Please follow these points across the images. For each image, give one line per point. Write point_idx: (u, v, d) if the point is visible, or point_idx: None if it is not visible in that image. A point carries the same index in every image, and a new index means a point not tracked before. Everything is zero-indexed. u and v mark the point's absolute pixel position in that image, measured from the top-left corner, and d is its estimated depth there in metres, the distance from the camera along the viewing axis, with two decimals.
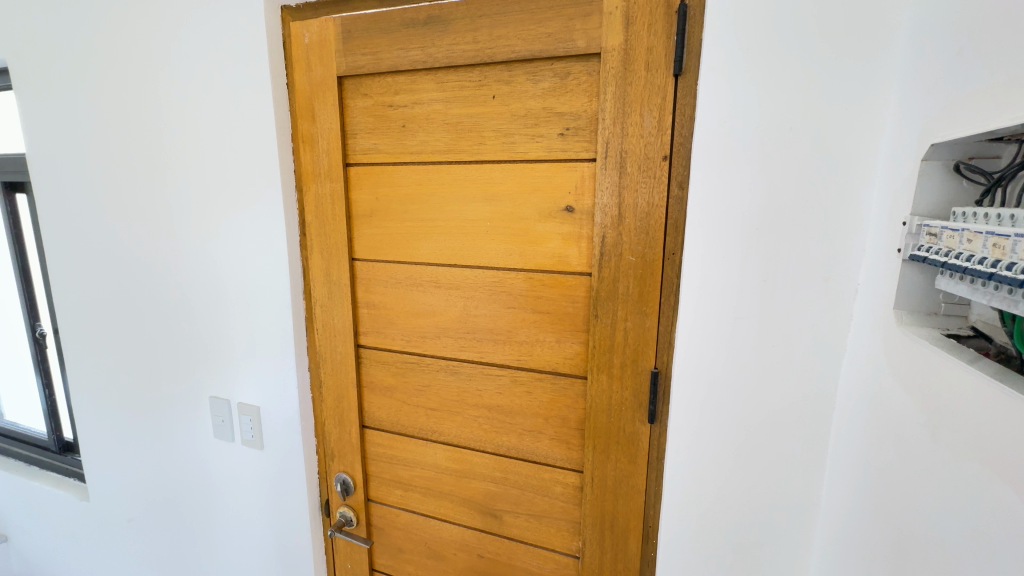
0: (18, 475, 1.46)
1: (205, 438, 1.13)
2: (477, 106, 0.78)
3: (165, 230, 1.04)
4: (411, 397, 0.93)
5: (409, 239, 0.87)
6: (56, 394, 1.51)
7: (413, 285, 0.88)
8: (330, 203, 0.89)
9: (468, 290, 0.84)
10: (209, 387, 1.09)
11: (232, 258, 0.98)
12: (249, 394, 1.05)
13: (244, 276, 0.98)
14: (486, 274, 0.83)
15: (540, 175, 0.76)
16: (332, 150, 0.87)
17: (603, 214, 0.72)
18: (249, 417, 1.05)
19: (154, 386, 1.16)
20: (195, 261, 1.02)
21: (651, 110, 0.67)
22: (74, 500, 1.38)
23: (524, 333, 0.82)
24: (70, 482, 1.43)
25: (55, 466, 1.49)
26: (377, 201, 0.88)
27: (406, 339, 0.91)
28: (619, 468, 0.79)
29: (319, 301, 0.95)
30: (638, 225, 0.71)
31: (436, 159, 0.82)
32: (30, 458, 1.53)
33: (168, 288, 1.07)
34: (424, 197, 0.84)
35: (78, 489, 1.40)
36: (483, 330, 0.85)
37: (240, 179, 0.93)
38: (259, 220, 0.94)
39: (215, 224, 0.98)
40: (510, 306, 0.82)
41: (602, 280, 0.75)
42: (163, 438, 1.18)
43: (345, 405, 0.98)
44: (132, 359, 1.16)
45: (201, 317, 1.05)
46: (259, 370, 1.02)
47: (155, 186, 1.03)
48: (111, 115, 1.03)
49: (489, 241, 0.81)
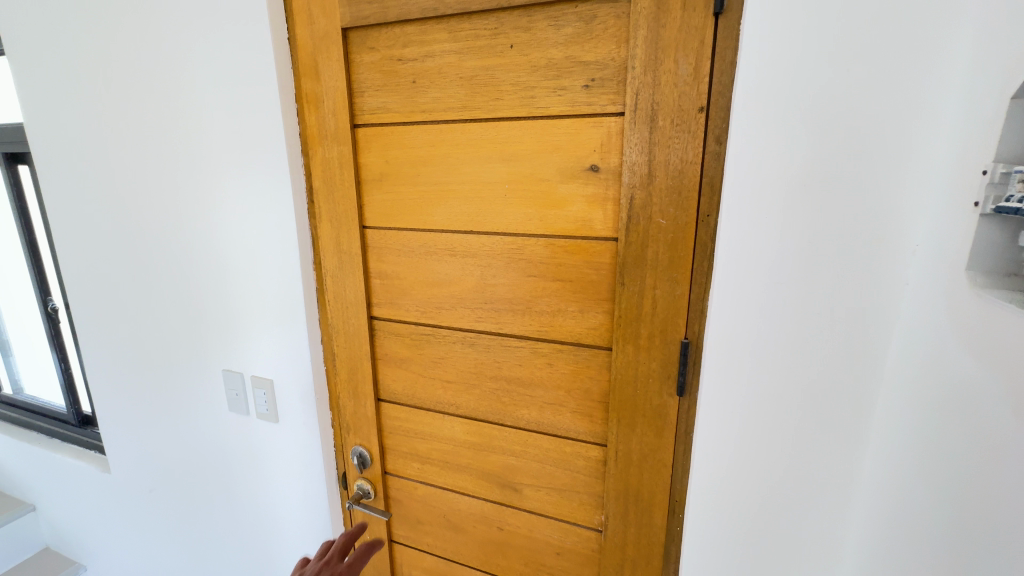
0: (41, 448, 1.47)
1: (219, 413, 1.12)
2: (493, 57, 0.72)
3: (168, 199, 1.00)
4: (427, 370, 0.90)
5: (422, 205, 0.82)
6: (71, 368, 1.51)
7: (428, 254, 0.84)
8: (339, 167, 0.85)
9: (485, 259, 0.80)
10: (221, 360, 1.07)
11: (240, 229, 0.94)
12: (262, 367, 1.03)
13: (253, 247, 0.94)
14: (505, 242, 0.78)
15: (561, 133, 0.71)
16: (339, 110, 0.82)
17: (631, 171, 0.67)
18: (263, 390, 1.03)
19: (167, 361, 1.14)
20: (202, 232, 0.99)
21: (687, 56, 0.61)
22: (97, 472, 1.40)
23: (544, 302, 0.78)
24: (91, 455, 1.44)
25: (75, 438, 1.50)
26: (387, 164, 0.83)
27: (421, 310, 0.87)
28: (645, 442, 0.76)
29: (330, 272, 0.92)
30: (669, 184, 0.66)
31: (449, 117, 0.77)
32: (51, 431, 1.55)
33: (176, 262, 1.04)
34: (437, 158, 0.79)
35: (99, 462, 1.41)
36: (500, 300, 0.81)
37: (244, 142, 0.88)
38: (266, 187, 0.89)
39: (219, 192, 0.94)
40: (530, 275, 0.78)
41: (629, 245, 0.70)
42: (179, 411, 1.18)
43: (360, 378, 0.96)
44: (143, 332, 1.14)
45: (210, 290, 1.02)
46: (270, 343, 0.99)
47: (156, 153, 0.98)
48: (106, 79, 0.98)
49: (508, 206, 0.76)
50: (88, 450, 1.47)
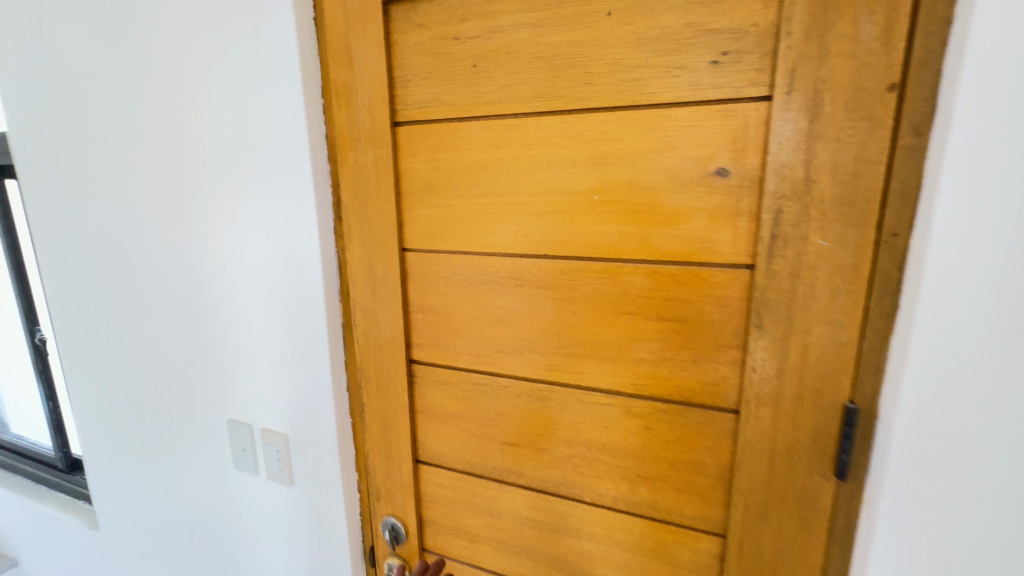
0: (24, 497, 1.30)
1: (224, 470, 0.94)
2: (583, 29, 0.55)
3: (169, 218, 0.84)
4: (480, 428, 0.72)
5: (481, 222, 0.65)
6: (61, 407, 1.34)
7: (486, 284, 0.66)
8: (376, 176, 0.68)
9: (563, 291, 0.62)
10: (227, 408, 0.89)
11: (253, 253, 0.78)
12: (275, 419, 0.85)
13: (268, 276, 0.78)
14: (591, 270, 0.60)
15: (675, 128, 0.53)
16: (377, 104, 0.66)
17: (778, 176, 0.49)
18: (275, 446, 0.85)
19: (165, 406, 0.97)
20: (207, 257, 0.82)
21: (873, 13, 0.44)
22: (85, 529, 1.22)
23: (642, 348, 0.60)
24: (79, 507, 1.27)
25: (63, 485, 1.32)
26: (436, 171, 0.66)
27: (475, 354, 0.70)
28: (783, 536, 0.57)
29: (360, 304, 0.74)
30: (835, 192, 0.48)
31: (519, 110, 0.60)
32: (36, 477, 1.38)
33: (177, 292, 0.87)
34: (502, 162, 0.62)
35: (88, 515, 1.23)
36: (581, 344, 0.63)
37: (260, 147, 0.72)
38: (284, 203, 0.73)
39: (229, 208, 0.78)
40: (623, 313, 0.60)
41: (771, 275, 0.52)
42: (177, 465, 1.00)
43: (395, 434, 0.78)
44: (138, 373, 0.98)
45: (216, 327, 0.85)
46: (285, 389, 0.82)
47: (155, 163, 0.82)
48: (99, 76, 0.83)
49: (596, 223, 0.59)
50: (76, 501, 1.29)
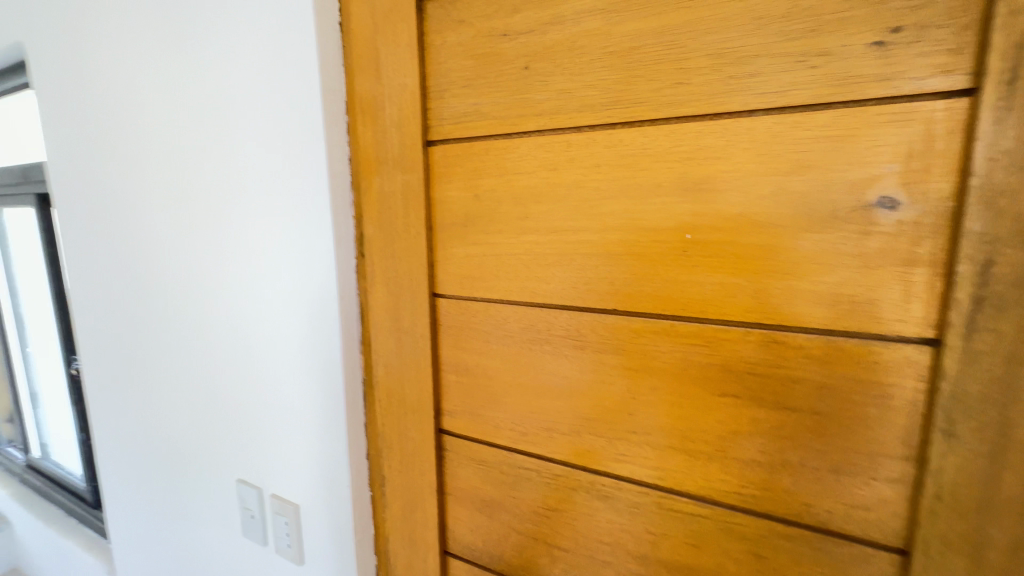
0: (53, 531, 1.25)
1: (231, 535, 0.83)
2: (674, 11, 0.41)
3: (184, 251, 0.76)
4: (524, 523, 0.57)
5: (530, 264, 0.51)
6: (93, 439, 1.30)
7: (536, 343, 0.52)
8: (404, 206, 0.56)
9: (639, 358, 0.47)
10: (236, 466, 0.79)
11: (268, 294, 0.67)
12: (285, 485, 0.73)
13: (283, 321, 0.67)
14: (679, 332, 0.44)
15: (812, 140, 0.37)
16: (408, 121, 0.54)
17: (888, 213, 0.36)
18: (285, 518, 0.73)
19: (177, 457, 0.88)
20: (221, 299, 0.73)
21: None
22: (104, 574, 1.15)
23: (752, 445, 0.43)
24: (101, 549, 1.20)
25: (89, 522, 1.27)
26: (475, 200, 0.53)
27: (519, 429, 0.55)
28: None
29: (384, 359, 0.62)
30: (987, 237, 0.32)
31: (584, 122, 0.46)
32: (69, 508, 1.34)
33: (192, 332, 0.79)
34: (560, 189, 0.48)
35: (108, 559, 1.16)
36: (663, 431, 0.47)
37: (276, 172, 0.62)
38: (300, 237, 0.62)
39: (244, 243, 0.68)
40: (724, 394, 0.43)
41: (973, 357, 0.34)
42: (187, 522, 0.90)
43: (419, 518, 0.63)
44: (153, 417, 0.89)
45: (228, 376, 0.75)
46: (298, 452, 0.70)
47: (171, 193, 0.74)
48: (121, 99, 0.76)
49: (689, 270, 0.43)
50: (99, 541, 1.23)
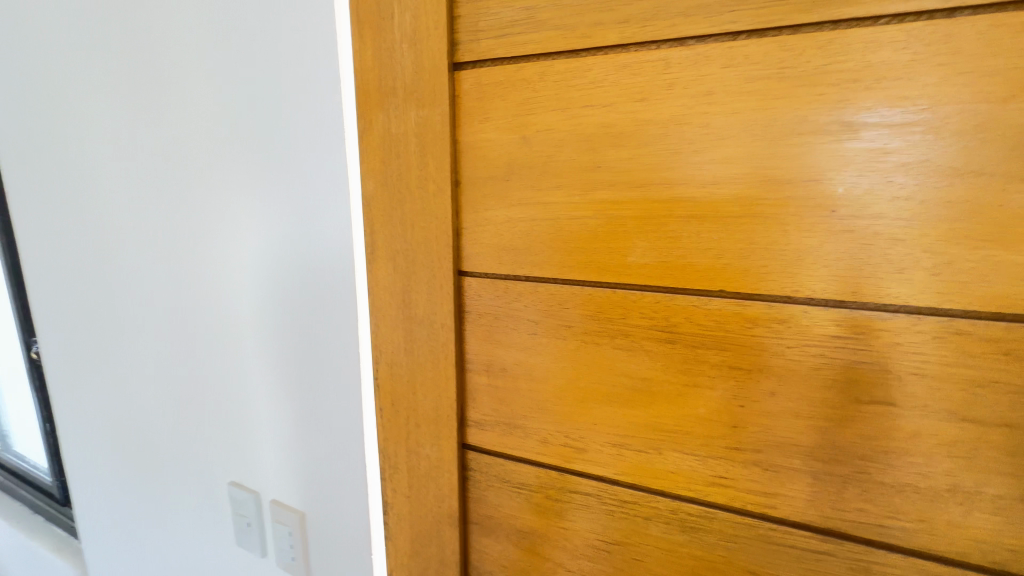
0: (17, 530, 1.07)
1: (218, 545, 0.70)
2: None
3: (146, 212, 0.62)
4: (576, 560, 0.45)
5: (602, 232, 0.38)
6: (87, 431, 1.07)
7: (606, 334, 0.40)
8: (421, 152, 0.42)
9: (754, 353, 0.36)
10: (223, 467, 0.66)
11: (257, 261, 0.55)
12: (287, 489, 0.61)
13: (276, 293, 0.55)
14: (816, 321, 0.34)
15: None
16: (432, 33, 0.39)
17: (847, 158, 0.31)
18: (288, 527, 0.61)
19: (145, 457, 0.74)
20: (203, 268, 0.60)
21: None
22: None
23: (908, 466, 0.33)
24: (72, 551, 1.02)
25: (56, 518, 1.08)
26: (524, 145, 0.39)
27: (575, 445, 0.43)
28: None
29: (389, 356, 0.48)
30: (933, 192, 0.29)
31: (694, 31, 0.33)
32: (30, 502, 1.13)
33: (159, 312, 0.65)
34: (654, 129, 0.35)
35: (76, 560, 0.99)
36: (780, 447, 0.36)
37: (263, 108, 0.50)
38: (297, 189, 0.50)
39: (224, 197, 0.55)
40: (877, 401, 0.33)
41: None
42: (161, 530, 0.76)
43: (434, 554, 0.50)
44: (115, 411, 0.74)
45: (212, 361, 0.62)
46: (295, 450, 0.59)
47: (138, 134, 0.60)
48: (65, 18, 0.61)
49: (766, 226, 0.34)
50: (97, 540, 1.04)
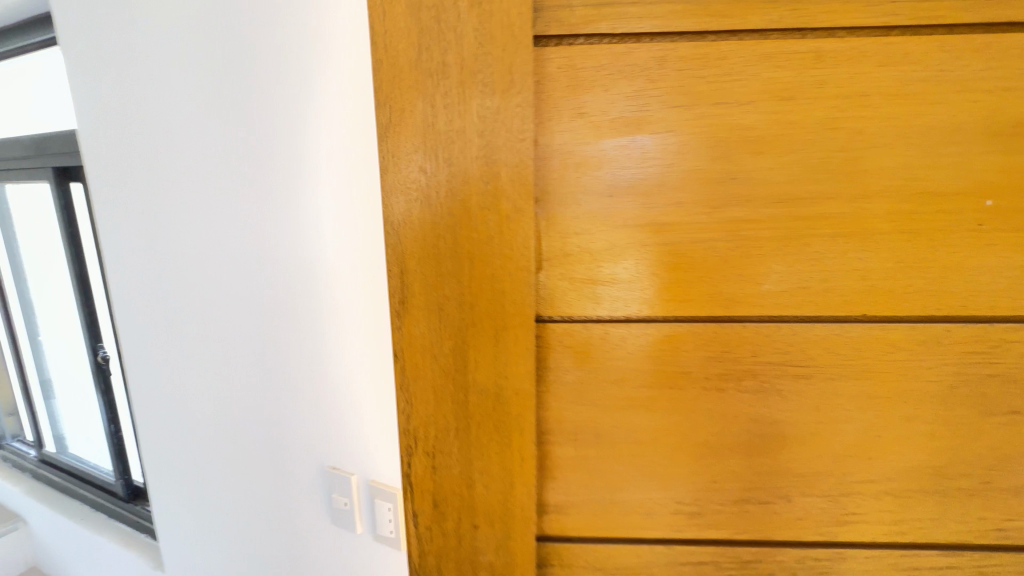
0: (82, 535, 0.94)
1: (298, 529, 0.60)
2: None
3: (156, 223, 0.59)
4: None
5: (733, 258, 0.31)
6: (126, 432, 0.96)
7: (731, 378, 0.33)
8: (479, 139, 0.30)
9: (894, 378, 0.33)
10: (316, 445, 0.56)
11: (284, 261, 0.51)
12: (381, 464, 0.53)
13: (306, 290, 0.51)
14: (954, 340, 0.32)
15: None
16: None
17: (603, 158, 0.30)
18: (385, 505, 0.53)
19: (194, 451, 0.65)
20: (262, 218, 0.51)
21: None
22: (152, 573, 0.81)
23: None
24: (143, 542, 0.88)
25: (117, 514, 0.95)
26: (638, 151, 0.30)
27: (689, 510, 0.36)
28: None
29: (433, 440, 0.34)
30: (680, 166, 0.30)
31: (852, 21, 0.28)
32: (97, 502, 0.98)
33: (179, 323, 0.61)
34: (800, 135, 0.30)
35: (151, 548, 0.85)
36: (911, 470, 0.34)
37: (272, 98, 0.47)
38: (327, 179, 0.47)
39: (240, 195, 0.52)
40: (1006, 411, 0.33)
41: None
42: (235, 534, 0.66)
43: None
44: (157, 420, 0.68)
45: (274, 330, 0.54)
46: (356, 430, 0.53)
47: (174, 80, 0.52)
48: (57, 15, 0.57)
49: (917, 242, 0.31)
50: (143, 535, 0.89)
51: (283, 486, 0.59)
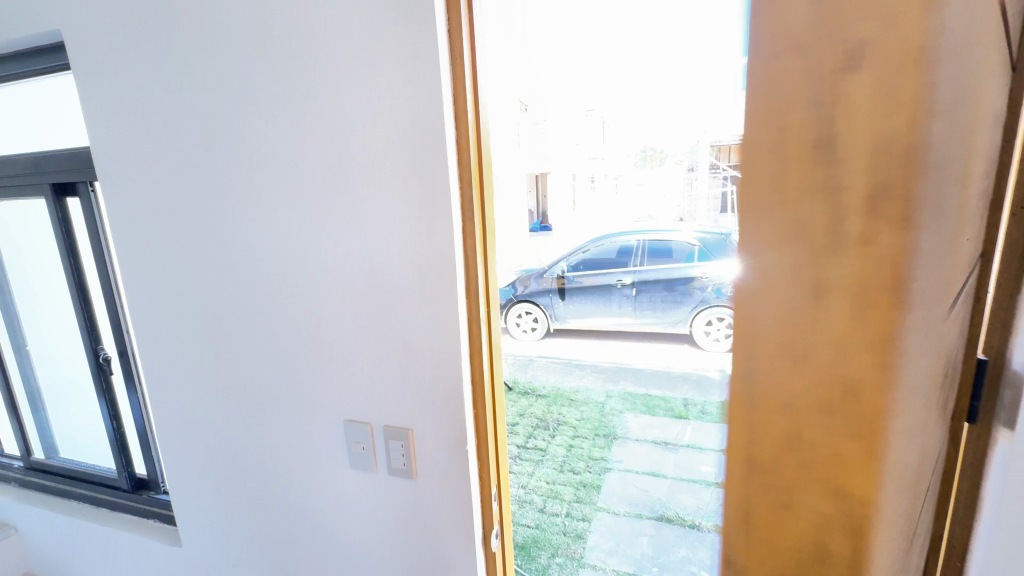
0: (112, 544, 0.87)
1: (299, 480, 0.67)
2: None
3: (179, 215, 0.64)
4: None
5: None
6: (127, 428, 0.92)
7: None
8: (440, 163, 0.50)
9: None
10: (334, 409, 0.62)
11: (271, 251, 0.60)
12: (397, 410, 0.59)
13: (308, 257, 0.59)
14: None
15: None
16: None
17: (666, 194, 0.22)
18: (400, 444, 0.59)
19: (208, 436, 0.72)
20: (273, 216, 0.59)
21: None
22: (162, 552, 0.81)
23: None
24: (151, 526, 0.86)
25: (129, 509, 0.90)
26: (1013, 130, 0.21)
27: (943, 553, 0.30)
28: None
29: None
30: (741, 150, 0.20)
31: None
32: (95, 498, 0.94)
33: (200, 303, 0.66)
34: None
35: (166, 532, 0.84)
36: None
37: (279, 99, 0.55)
38: (325, 161, 0.55)
39: (246, 178, 0.59)
40: None
41: None
42: (235, 485, 0.72)
43: None
44: (173, 396, 0.72)
45: (288, 314, 0.61)
46: (363, 394, 0.60)
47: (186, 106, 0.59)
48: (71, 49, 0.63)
49: None
50: (152, 520, 0.87)
51: (296, 454, 0.67)
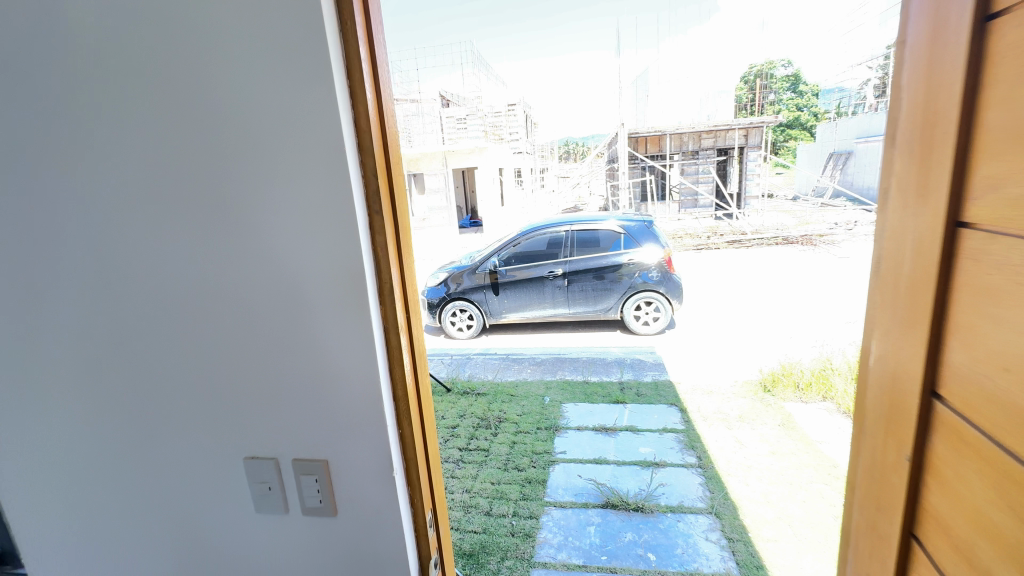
0: None
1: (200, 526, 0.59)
2: None
3: (8, 229, 0.51)
4: None
5: None
6: None
7: None
8: (336, 164, 0.43)
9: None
10: (236, 446, 0.55)
11: (138, 274, 0.51)
12: (306, 441, 0.53)
13: (182, 277, 0.50)
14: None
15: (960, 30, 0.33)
16: None
17: None
18: (314, 479, 0.53)
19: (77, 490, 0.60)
20: (135, 228, 0.50)
21: None
22: None
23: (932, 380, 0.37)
24: None
25: None
26: None
27: None
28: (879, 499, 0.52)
29: None
30: None
31: None
32: None
33: (50, 337, 0.55)
34: None
35: None
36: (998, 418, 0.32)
37: (130, 87, 0.45)
38: (191, 165, 0.46)
39: (93, 186, 0.49)
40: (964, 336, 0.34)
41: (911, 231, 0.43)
42: (125, 540, 0.62)
43: None
44: (26, 450, 0.60)
45: (165, 340, 0.52)
46: (265, 426, 0.53)
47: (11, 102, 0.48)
48: None
49: None
50: None
51: (190, 497, 0.58)
